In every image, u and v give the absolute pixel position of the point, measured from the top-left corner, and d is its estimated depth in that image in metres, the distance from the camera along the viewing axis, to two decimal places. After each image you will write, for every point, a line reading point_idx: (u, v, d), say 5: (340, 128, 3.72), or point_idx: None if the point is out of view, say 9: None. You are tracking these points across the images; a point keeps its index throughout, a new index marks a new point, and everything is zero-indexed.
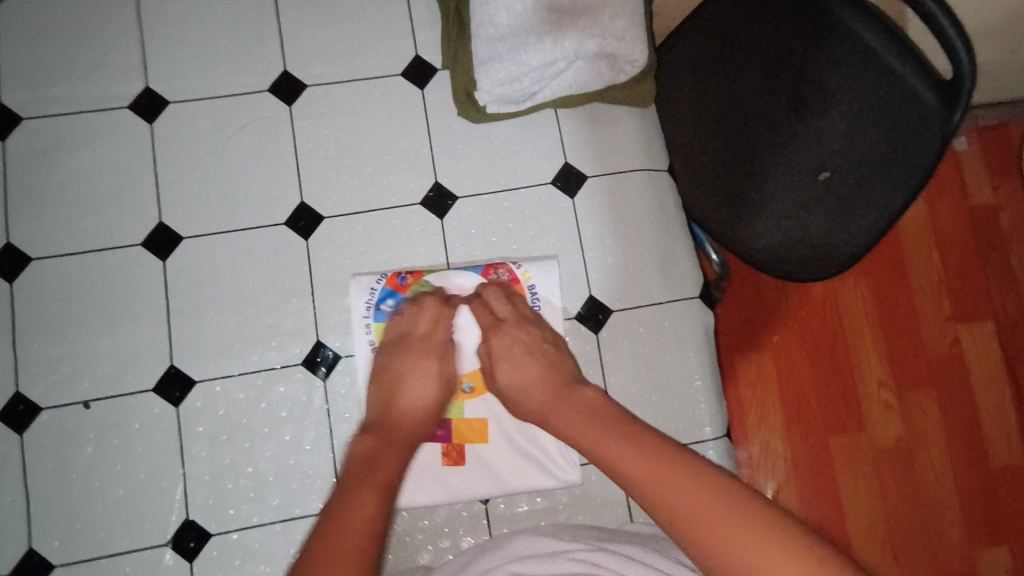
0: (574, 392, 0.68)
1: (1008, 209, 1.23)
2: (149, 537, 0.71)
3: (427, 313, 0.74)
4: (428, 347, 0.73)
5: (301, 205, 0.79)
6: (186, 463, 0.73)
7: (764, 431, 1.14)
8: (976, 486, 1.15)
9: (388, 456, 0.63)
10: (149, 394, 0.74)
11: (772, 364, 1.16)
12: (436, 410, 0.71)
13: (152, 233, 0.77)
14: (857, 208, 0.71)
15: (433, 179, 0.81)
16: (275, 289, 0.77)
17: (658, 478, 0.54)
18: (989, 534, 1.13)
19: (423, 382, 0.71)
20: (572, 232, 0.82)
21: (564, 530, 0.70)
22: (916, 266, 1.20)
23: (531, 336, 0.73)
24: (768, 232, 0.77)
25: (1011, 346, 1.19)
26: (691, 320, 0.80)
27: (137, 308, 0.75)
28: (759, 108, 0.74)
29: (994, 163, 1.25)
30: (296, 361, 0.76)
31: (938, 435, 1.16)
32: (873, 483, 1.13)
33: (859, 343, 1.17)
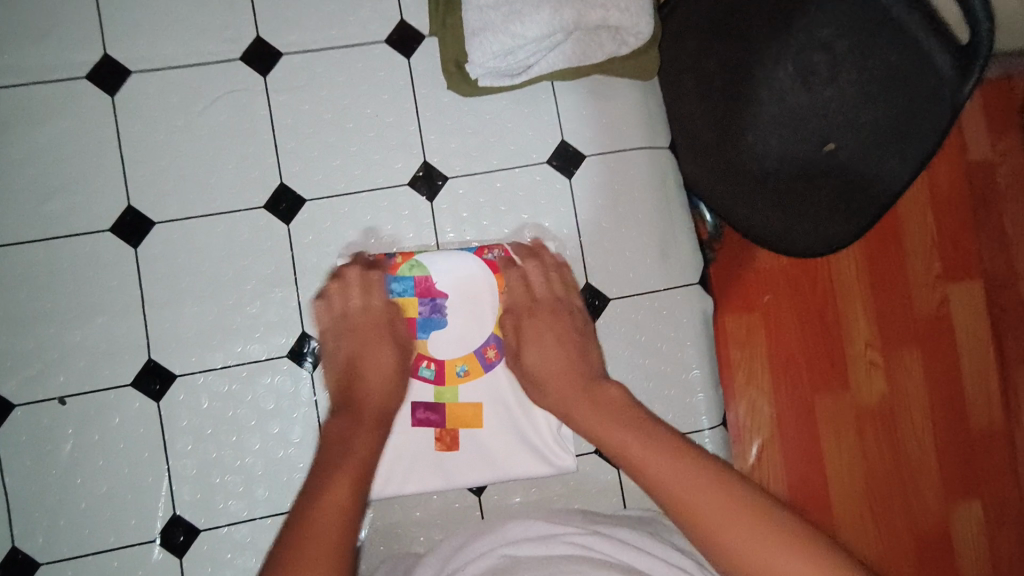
0: (598, 387, 0.66)
1: (1006, 165, 1.22)
2: (136, 534, 0.70)
3: (361, 287, 0.71)
4: (374, 320, 0.70)
5: (281, 186, 0.74)
6: (170, 459, 0.71)
7: (751, 390, 1.12)
8: (953, 441, 1.17)
9: (361, 435, 0.62)
10: (128, 388, 0.71)
11: (761, 326, 1.14)
12: (397, 378, 0.69)
13: (121, 218, 0.72)
14: (857, 190, 0.66)
15: (421, 159, 0.76)
16: (256, 277, 0.73)
17: (676, 482, 0.53)
18: (963, 487, 1.17)
19: (375, 356, 0.69)
20: (568, 214, 0.78)
21: (558, 513, 0.69)
22: (909, 224, 1.19)
23: (563, 322, 0.72)
24: (764, 209, 0.74)
25: (995, 306, 1.21)
26: (690, 307, 0.78)
27: (110, 298, 0.71)
28: (762, 76, 0.69)
29: (995, 121, 1.23)
30: (281, 353, 0.73)
31: (921, 394, 1.17)
32: (856, 439, 1.15)
33: (850, 302, 1.16)
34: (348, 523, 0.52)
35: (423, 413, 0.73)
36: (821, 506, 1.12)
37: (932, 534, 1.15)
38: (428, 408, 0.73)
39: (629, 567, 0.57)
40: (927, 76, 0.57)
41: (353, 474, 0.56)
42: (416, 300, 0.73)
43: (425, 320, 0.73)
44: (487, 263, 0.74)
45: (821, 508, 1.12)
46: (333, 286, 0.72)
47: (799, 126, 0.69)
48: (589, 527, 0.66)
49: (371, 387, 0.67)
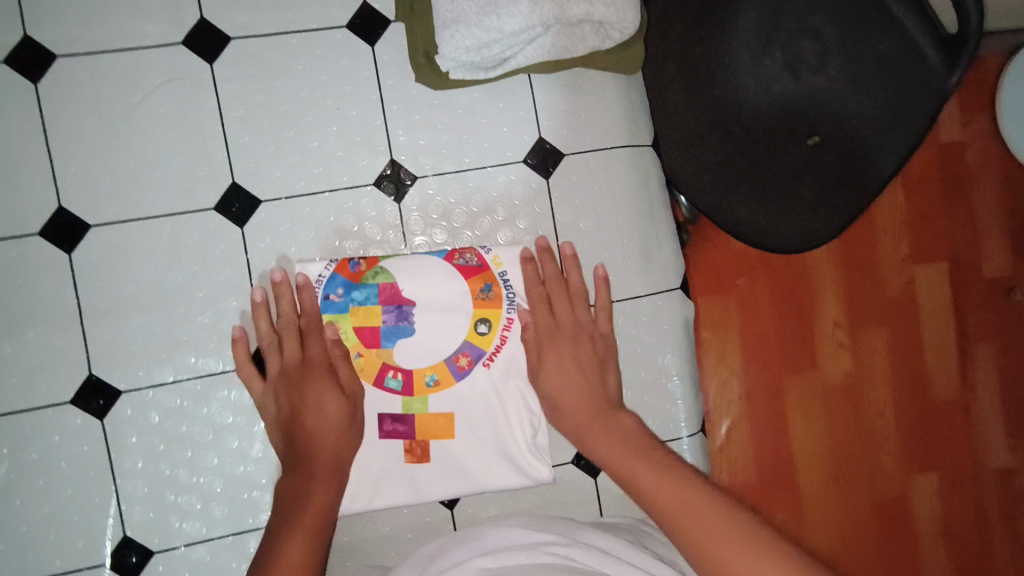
0: (615, 419, 0.67)
1: (974, 145, 1.22)
2: (83, 557, 0.66)
3: (292, 332, 0.67)
4: (317, 368, 0.66)
5: (232, 186, 0.68)
6: (118, 478, 0.66)
7: (723, 370, 1.12)
8: (914, 418, 1.19)
9: (315, 490, 0.62)
10: (67, 405, 0.65)
11: (736, 308, 1.13)
12: (348, 427, 0.65)
13: (52, 219, 0.65)
14: (842, 180, 0.67)
15: (388, 156, 0.71)
16: (207, 285, 0.67)
17: (685, 505, 0.57)
18: (922, 462, 1.19)
19: (322, 407, 0.65)
20: (545, 216, 0.73)
21: (538, 520, 0.66)
22: (881, 205, 1.19)
23: (588, 346, 0.71)
24: (749, 204, 0.71)
25: (961, 285, 1.21)
26: (671, 311, 0.76)
27: (43, 307, 0.65)
28: (753, 64, 0.70)
29: (966, 102, 1.22)
30: (237, 366, 0.68)
31: (886, 372, 1.18)
32: (823, 418, 1.15)
33: (820, 282, 1.16)
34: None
35: (391, 425, 0.69)
36: (788, 482, 1.14)
37: (892, 507, 1.18)
38: (396, 420, 0.70)
39: None
40: (910, 77, 0.59)
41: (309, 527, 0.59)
42: (380, 308, 0.69)
43: (390, 328, 0.69)
44: (458, 267, 0.70)
45: (786, 485, 1.14)
46: (263, 329, 0.67)
47: (790, 120, 0.70)
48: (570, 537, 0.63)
49: (319, 439, 0.64)
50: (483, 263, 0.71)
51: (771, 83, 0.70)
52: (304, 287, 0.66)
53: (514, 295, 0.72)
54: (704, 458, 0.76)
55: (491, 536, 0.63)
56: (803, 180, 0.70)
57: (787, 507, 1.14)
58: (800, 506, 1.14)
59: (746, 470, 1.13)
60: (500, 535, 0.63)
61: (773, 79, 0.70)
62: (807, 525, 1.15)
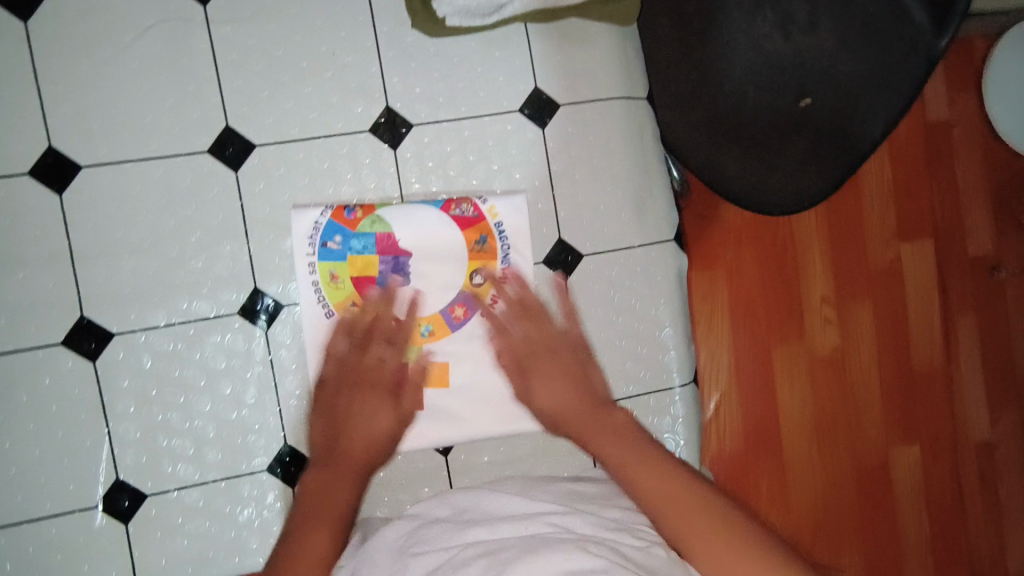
0: (605, 416, 0.65)
1: (960, 124, 1.26)
2: (76, 500, 0.66)
3: (383, 339, 0.69)
4: (388, 382, 0.68)
5: (226, 130, 0.67)
6: (110, 421, 0.66)
7: (713, 339, 1.14)
8: (898, 389, 1.21)
9: (338, 486, 0.60)
10: (58, 346, 0.65)
11: (726, 279, 1.14)
12: (387, 444, 0.66)
13: (41, 159, 0.64)
14: (832, 140, 0.65)
15: (384, 104, 0.70)
16: (201, 229, 0.67)
17: (678, 506, 0.55)
18: (905, 433, 1.21)
19: (375, 417, 0.66)
20: (541, 166, 0.73)
21: (535, 489, 0.66)
22: (869, 178, 1.20)
23: (563, 356, 0.69)
24: (737, 162, 0.70)
25: (944, 257, 1.25)
26: (665, 263, 0.76)
27: (33, 247, 0.64)
28: (745, 22, 0.68)
29: (954, 81, 1.25)
30: (231, 311, 0.68)
31: (872, 344, 1.20)
32: (809, 389, 1.17)
33: (808, 255, 1.17)
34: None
35: None
36: (775, 452, 1.15)
37: (874, 475, 1.20)
38: None
39: (605, 542, 0.53)
40: (900, 40, 0.60)
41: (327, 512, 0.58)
42: (377, 258, 0.69)
43: (385, 278, 0.69)
44: (455, 218, 0.70)
45: (774, 455, 1.15)
46: (356, 324, 0.69)
47: (778, 79, 0.67)
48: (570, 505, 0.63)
49: (359, 445, 0.64)
50: (479, 214, 0.71)
51: (762, 42, 0.68)
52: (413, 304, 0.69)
53: (510, 247, 0.72)
54: (694, 408, 0.78)
55: (488, 504, 0.63)
56: (796, 136, 0.67)
57: (773, 477, 1.15)
58: (786, 475, 1.16)
59: (736, 439, 1.13)
60: (497, 502, 0.63)
61: (765, 37, 0.67)
62: (793, 494, 1.16)
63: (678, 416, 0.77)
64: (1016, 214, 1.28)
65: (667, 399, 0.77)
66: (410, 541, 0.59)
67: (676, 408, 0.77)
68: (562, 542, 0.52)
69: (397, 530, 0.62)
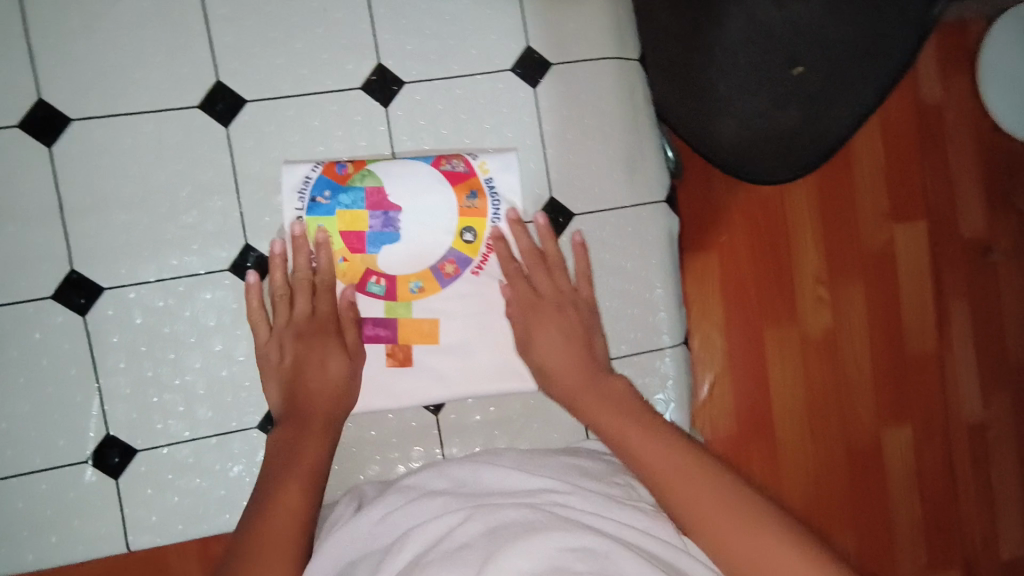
0: (605, 383, 0.68)
1: (952, 109, 1.24)
2: (67, 454, 0.66)
3: (305, 287, 0.67)
4: (325, 328, 0.67)
5: (217, 85, 0.67)
6: (101, 376, 0.66)
7: (706, 324, 1.14)
8: (891, 372, 1.22)
9: (308, 442, 0.63)
10: (48, 301, 0.65)
11: (719, 264, 1.14)
12: (345, 388, 0.66)
13: (31, 112, 0.64)
14: (828, 106, 0.65)
15: (375, 61, 0.70)
16: (191, 184, 0.67)
17: (676, 474, 0.59)
18: (897, 416, 1.22)
19: (324, 365, 0.66)
20: (532, 125, 0.74)
21: (533, 459, 0.66)
22: (861, 160, 1.20)
23: (570, 314, 0.71)
24: (731, 132, 0.72)
25: (938, 243, 1.24)
26: (656, 223, 0.76)
27: (23, 201, 0.64)
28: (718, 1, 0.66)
29: (948, 64, 1.24)
30: (222, 267, 0.68)
31: (864, 328, 1.20)
32: (800, 372, 1.17)
33: (801, 238, 1.16)
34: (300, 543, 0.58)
35: (373, 330, 0.70)
36: (767, 433, 1.16)
37: (866, 457, 1.21)
38: (377, 324, 0.70)
39: (599, 532, 0.55)
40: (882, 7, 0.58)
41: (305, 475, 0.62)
42: (367, 214, 0.69)
43: (377, 234, 0.69)
44: (445, 174, 0.70)
45: (766, 436, 1.16)
46: (276, 281, 0.67)
47: (768, 45, 0.64)
48: (566, 478, 0.64)
49: (322, 399, 0.65)
50: (470, 170, 0.71)
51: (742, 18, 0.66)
52: (324, 244, 0.67)
53: (501, 204, 0.72)
54: (685, 369, 0.78)
55: (489, 480, 0.63)
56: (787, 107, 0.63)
57: (766, 460, 1.16)
58: (778, 456, 1.17)
59: (728, 421, 1.14)
60: (498, 479, 0.63)
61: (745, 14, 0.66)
62: (785, 475, 1.17)
63: (668, 377, 0.78)
64: (1009, 197, 1.27)
65: (657, 359, 0.77)
66: (407, 517, 0.59)
67: (666, 368, 0.78)
68: (558, 526, 0.54)
69: (392, 501, 0.62)
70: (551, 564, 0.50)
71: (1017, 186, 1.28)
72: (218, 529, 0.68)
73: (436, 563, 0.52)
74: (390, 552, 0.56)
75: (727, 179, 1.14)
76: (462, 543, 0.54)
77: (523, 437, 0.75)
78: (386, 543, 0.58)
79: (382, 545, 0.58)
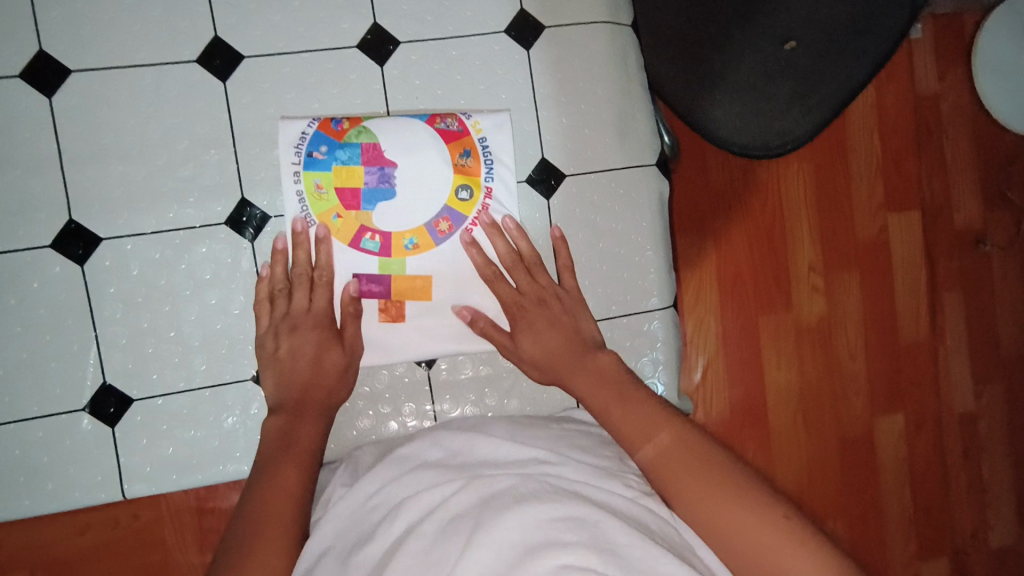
0: (592, 358, 0.68)
1: (949, 98, 1.24)
2: (63, 402, 0.67)
3: (303, 282, 0.68)
4: (323, 323, 0.67)
5: (215, 41, 0.68)
6: (98, 325, 0.67)
7: (700, 310, 1.14)
8: (884, 361, 1.23)
9: (303, 427, 0.64)
10: (47, 250, 0.66)
11: (713, 251, 1.15)
12: (343, 379, 0.68)
13: (33, 64, 0.66)
14: (822, 79, 0.62)
15: (371, 20, 0.72)
16: (189, 137, 0.68)
17: (653, 443, 0.61)
18: (889, 404, 1.23)
19: (324, 357, 0.67)
20: (525, 87, 0.75)
21: (527, 429, 0.67)
22: (857, 149, 1.20)
23: (555, 310, 0.70)
24: (727, 108, 0.71)
25: (931, 233, 1.25)
26: (646, 186, 0.78)
27: (23, 150, 0.66)
28: None
29: (943, 53, 1.24)
30: (219, 221, 0.69)
31: (857, 317, 1.21)
32: (794, 359, 1.18)
33: (796, 225, 1.18)
34: (277, 503, 0.59)
35: (367, 286, 0.70)
36: (760, 420, 1.17)
37: (858, 446, 1.22)
38: (371, 280, 0.70)
39: (595, 502, 0.55)
40: None
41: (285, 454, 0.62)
42: (363, 169, 0.70)
43: (372, 190, 0.70)
44: (439, 131, 0.71)
45: (758, 423, 1.17)
46: (276, 275, 0.68)
47: (755, 23, 0.66)
48: (556, 450, 0.64)
49: (322, 390, 0.66)
50: (463, 129, 0.72)
51: None
52: (325, 240, 0.68)
53: (494, 163, 0.73)
54: (674, 331, 0.79)
55: (483, 449, 0.63)
56: (778, 80, 0.66)
57: (758, 445, 1.17)
58: (770, 443, 1.18)
59: (721, 407, 1.16)
60: (493, 449, 0.63)
61: None
62: (777, 462, 1.18)
63: (657, 339, 0.79)
64: (1004, 189, 1.27)
65: (645, 322, 0.78)
66: (400, 489, 0.60)
67: (655, 330, 0.79)
68: (553, 497, 0.55)
69: (386, 474, 0.62)
70: (543, 535, 0.50)
71: (1012, 179, 1.28)
72: (212, 479, 0.69)
73: (427, 535, 0.54)
74: (384, 521, 0.57)
75: (722, 164, 1.15)
76: (455, 514, 0.55)
77: (513, 396, 0.76)
78: (381, 513, 0.59)
79: (379, 516, 0.59)
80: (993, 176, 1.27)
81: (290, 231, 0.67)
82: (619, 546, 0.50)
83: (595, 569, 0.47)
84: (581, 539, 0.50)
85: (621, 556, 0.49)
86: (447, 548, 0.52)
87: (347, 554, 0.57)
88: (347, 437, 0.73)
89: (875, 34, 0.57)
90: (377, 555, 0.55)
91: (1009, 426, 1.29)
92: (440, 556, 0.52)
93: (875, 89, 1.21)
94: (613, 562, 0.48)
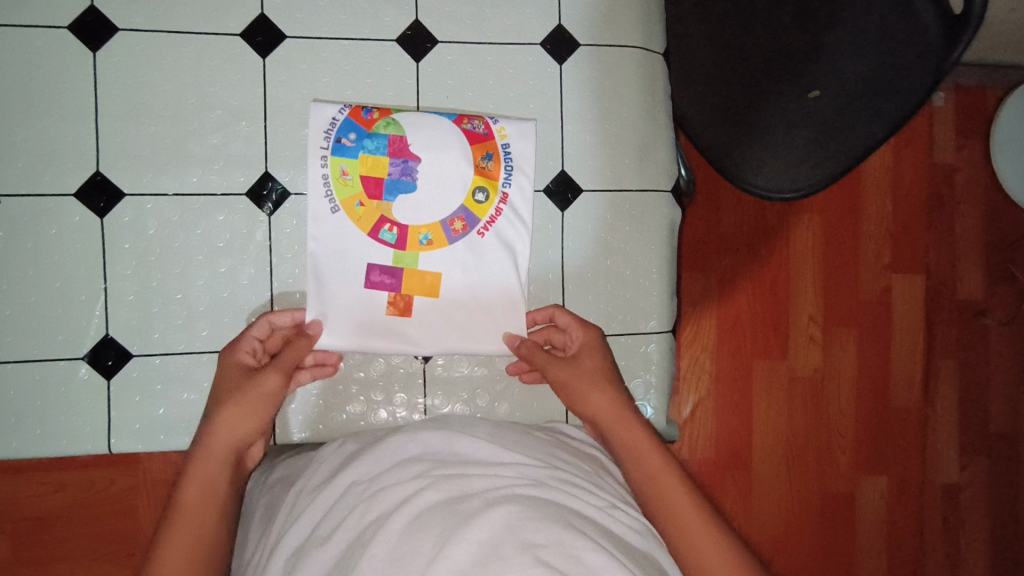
0: (635, 413, 0.68)
1: (964, 170, 1.25)
2: (64, 349, 0.68)
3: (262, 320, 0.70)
4: (249, 351, 0.67)
5: (260, 18, 0.71)
6: (109, 278, 0.69)
7: (696, 347, 1.16)
8: (873, 421, 1.23)
9: (202, 463, 0.60)
10: (70, 198, 0.68)
11: (718, 294, 1.16)
12: (235, 409, 0.63)
13: (83, 17, 0.68)
14: (841, 132, 0.65)
15: (412, 17, 0.74)
16: (223, 106, 0.69)
17: (660, 487, 0.61)
18: (873, 466, 1.23)
19: (234, 381, 0.64)
20: (553, 101, 0.77)
21: (509, 434, 0.67)
22: (869, 210, 1.22)
23: (596, 362, 0.70)
24: (753, 153, 0.71)
25: (934, 302, 1.24)
26: (659, 210, 0.79)
27: (59, 97, 0.67)
28: (767, 21, 0.70)
29: (963, 126, 1.25)
30: (239, 191, 0.70)
31: (850, 373, 1.21)
32: (784, 409, 1.19)
33: (800, 277, 1.19)
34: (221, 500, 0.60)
35: (378, 276, 0.71)
36: (741, 464, 1.17)
37: (838, 503, 1.21)
38: (384, 272, 0.71)
39: (572, 513, 0.55)
40: (909, 50, 0.58)
41: (225, 440, 0.62)
42: (388, 160, 0.71)
43: (394, 181, 0.71)
44: (465, 132, 0.73)
45: (739, 466, 1.17)
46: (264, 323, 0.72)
47: (789, 72, 0.68)
48: (547, 460, 0.64)
49: (220, 418, 0.62)
50: (489, 133, 0.73)
51: (782, 38, 0.69)
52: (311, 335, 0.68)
53: (513, 170, 0.74)
54: (670, 357, 0.80)
55: (461, 449, 0.63)
56: (798, 129, 0.68)
57: (739, 490, 1.17)
58: (749, 488, 1.18)
59: (705, 447, 1.16)
60: (475, 449, 0.63)
61: (783, 34, 0.69)
62: (756, 508, 1.18)
63: (652, 362, 0.79)
64: (1010, 266, 1.26)
65: (643, 343, 0.79)
66: (374, 485, 0.60)
67: (651, 353, 0.79)
68: (521, 501, 0.54)
69: (370, 467, 0.63)
70: (509, 534, 0.50)
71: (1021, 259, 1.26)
72: (175, 446, 0.70)
73: (398, 527, 0.53)
74: (354, 512, 0.57)
75: (736, 207, 1.16)
76: (425, 508, 0.54)
77: (504, 400, 0.77)
78: (352, 504, 0.59)
79: (353, 501, 0.59)
80: (1002, 252, 1.26)
81: (275, 257, 0.71)
82: (583, 552, 0.50)
83: (558, 571, 0.47)
84: (546, 540, 0.50)
85: (583, 566, 0.48)
86: (417, 541, 0.51)
87: (312, 547, 0.56)
88: (337, 419, 0.74)
89: (898, 92, 0.59)
90: (343, 548, 0.55)
91: (994, 507, 1.26)
92: (410, 550, 0.50)
93: (893, 151, 1.23)
94: (574, 568, 0.48)
